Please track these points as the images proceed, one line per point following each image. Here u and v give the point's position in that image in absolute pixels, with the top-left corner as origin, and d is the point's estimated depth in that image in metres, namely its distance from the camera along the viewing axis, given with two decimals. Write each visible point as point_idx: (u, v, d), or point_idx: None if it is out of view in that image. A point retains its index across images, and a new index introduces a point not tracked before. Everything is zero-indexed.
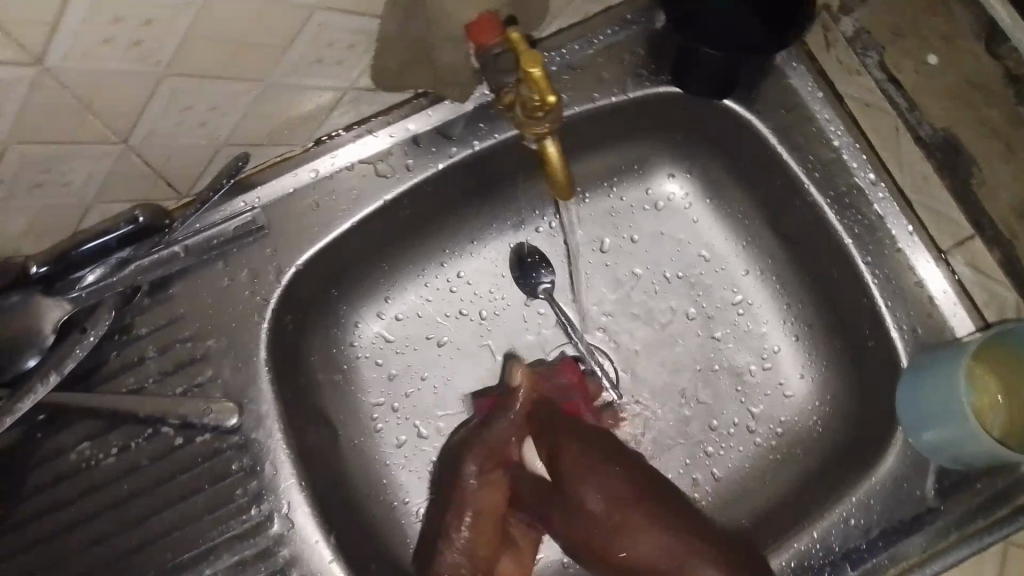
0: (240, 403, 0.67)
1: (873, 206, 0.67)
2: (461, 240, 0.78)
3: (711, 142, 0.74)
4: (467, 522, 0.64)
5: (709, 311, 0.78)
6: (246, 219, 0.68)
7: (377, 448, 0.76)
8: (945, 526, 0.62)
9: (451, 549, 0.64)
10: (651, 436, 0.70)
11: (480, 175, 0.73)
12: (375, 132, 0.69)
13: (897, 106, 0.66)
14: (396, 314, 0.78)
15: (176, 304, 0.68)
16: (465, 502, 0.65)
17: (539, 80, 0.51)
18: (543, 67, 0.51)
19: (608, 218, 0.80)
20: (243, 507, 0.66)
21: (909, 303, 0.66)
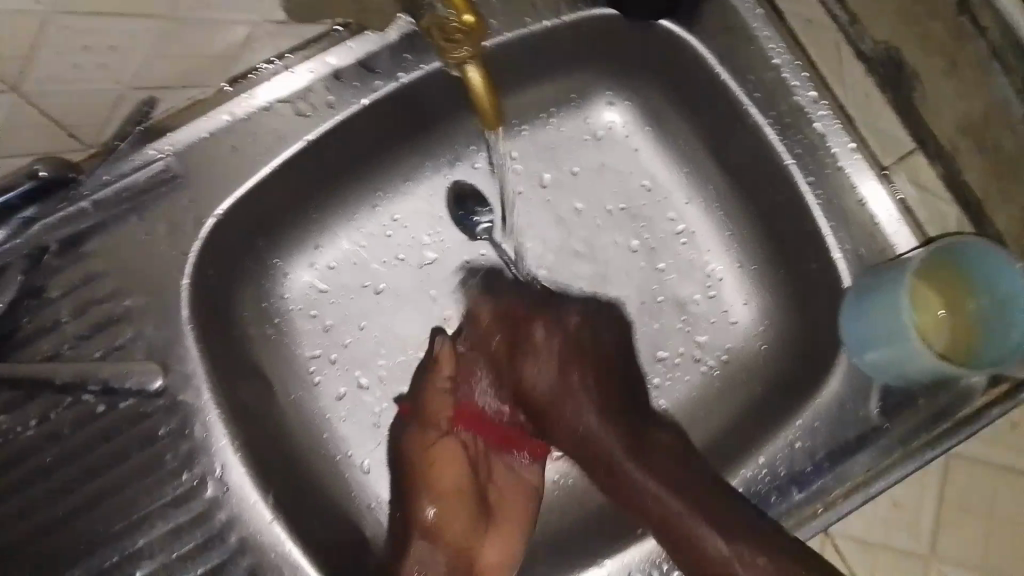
0: (165, 363, 0.63)
1: (813, 124, 0.65)
2: (394, 181, 0.74)
3: (650, 65, 0.71)
4: (428, 504, 0.68)
5: (652, 243, 0.77)
6: (161, 168, 0.63)
7: (317, 402, 0.73)
8: (889, 445, 0.62)
9: (417, 538, 0.67)
10: (563, 382, 0.68)
11: (410, 108, 0.69)
12: (294, 68, 0.64)
13: (836, 19, 0.62)
14: (330, 261, 0.74)
15: (93, 262, 0.64)
16: (419, 484, 0.69)
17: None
18: None
19: (547, 151, 0.77)
20: (175, 471, 0.63)
21: (851, 224, 0.65)
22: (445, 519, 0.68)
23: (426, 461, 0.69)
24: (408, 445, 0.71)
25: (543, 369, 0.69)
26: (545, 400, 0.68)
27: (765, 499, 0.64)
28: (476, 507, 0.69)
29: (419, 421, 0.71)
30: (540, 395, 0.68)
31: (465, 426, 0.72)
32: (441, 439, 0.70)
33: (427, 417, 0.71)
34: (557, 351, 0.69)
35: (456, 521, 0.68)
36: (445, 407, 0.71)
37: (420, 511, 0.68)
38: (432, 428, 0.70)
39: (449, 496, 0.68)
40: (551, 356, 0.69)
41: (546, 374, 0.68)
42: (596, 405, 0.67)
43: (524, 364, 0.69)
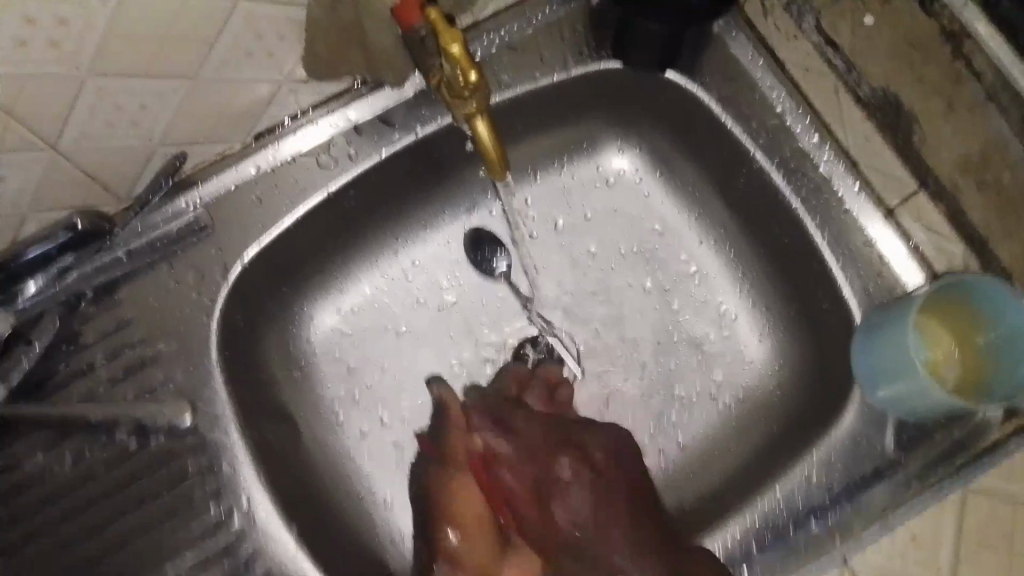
0: (193, 404, 0.66)
1: (818, 168, 0.67)
2: (413, 227, 0.77)
3: (659, 113, 0.74)
4: (449, 531, 0.68)
5: (665, 284, 0.78)
6: (190, 219, 0.67)
7: (340, 443, 0.75)
8: (906, 479, 0.62)
9: (438, 561, 0.68)
10: (585, 477, 0.65)
11: (425, 158, 0.72)
12: (316, 122, 0.68)
13: (835, 69, 0.66)
14: (352, 305, 0.77)
15: (126, 308, 0.67)
16: (444, 516, 0.69)
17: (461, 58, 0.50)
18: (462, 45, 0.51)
19: (561, 197, 0.79)
20: (203, 506, 0.65)
21: (859, 262, 0.66)
22: (471, 551, 0.66)
23: (451, 495, 0.69)
24: (438, 488, 0.71)
25: (575, 486, 0.64)
26: (571, 538, 0.63)
27: (781, 532, 0.63)
28: (500, 534, 0.67)
29: (434, 472, 0.73)
30: (571, 527, 0.63)
31: (479, 457, 0.70)
32: (461, 474, 0.70)
33: (450, 454, 0.71)
34: (588, 475, 0.65)
35: (479, 552, 0.66)
36: (452, 458, 0.71)
37: (443, 535, 0.68)
38: (452, 468, 0.71)
39: (468, 527, 0.67)
40: (578, 475, 0.65)
41: (578, 503, 0.63)
42: (633, 526, 0.63)
43: (555, 504, 0.64)
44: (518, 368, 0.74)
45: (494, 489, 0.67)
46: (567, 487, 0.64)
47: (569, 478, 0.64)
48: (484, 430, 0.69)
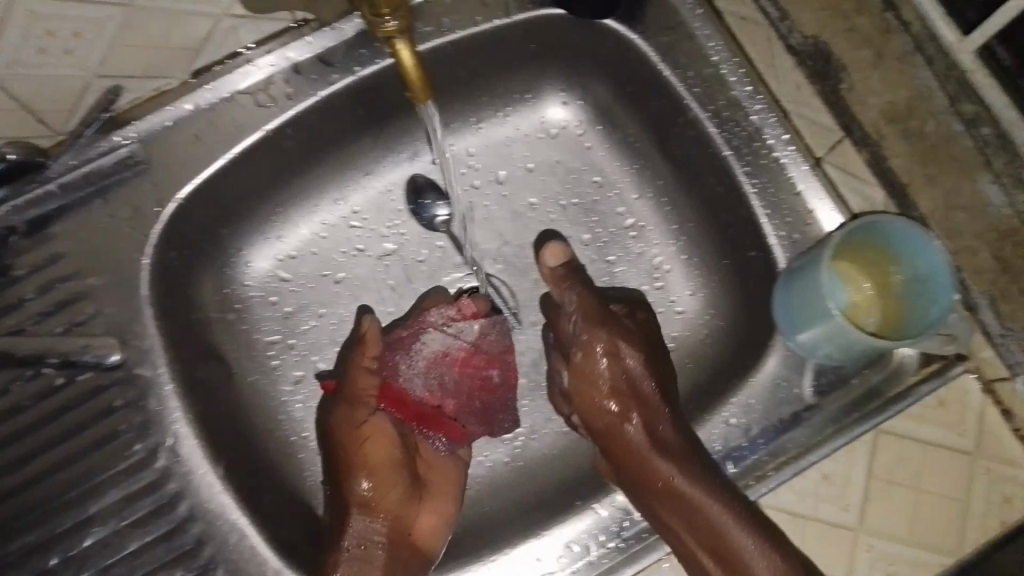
0: (123, 339, 0.66)
1: (750, 118, 0.67)
2: (354, 174, 0.78)
3: (600, 65, 0.74)
4: (363, 481, 0.63)
5: (603, 238, 0.79)
6: (125, 154, 0.66)
7: (272, 386, 0.75)
8: (823, 422, 0.63)
9: (355, 517, 0.62)
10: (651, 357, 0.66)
11: (363, 103, 0.72)
12: (255, 62, 0.67)
13: (767, 15, 0.67)
14: (292, 251, 0.77)
15: (59, 244, 0.67)
16: (364, 463, 0.63)
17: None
18: None
19: (504, 148, 0.80)
20: (129, 442, 0.65)
21: (785, 210, 0.67)
22: (373, 503, 0.63)
23: (355, 431, 0.64)
24: (338, 426, 0.65)
25: (637, 363, 0.65)
26: (625, 380, 0.65)
27: (741, 452, 0.64)
28: (408, 484, 0.65)
29: (331, 416, 0.66)
30: (638, 382, 0.65)
31: (388, 403, 0.70)
32: (371, 415, 0.66)
33: (356, 394, 0.67)
34: (466, 400, 0.73)
35: (388, 495, 0.63)
36: (360, 409, 0.66)
37: (353, 484, 0.62)
38: (358, 409, 0.66)
39: (380, 469, 0.64)
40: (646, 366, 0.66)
41: (640, 373, 0.65)
42: (663, 420, 0.64)
43: (623, 356, 0.65)
44: (445, 308, 0.74)
45: (411, 411, 0.71)
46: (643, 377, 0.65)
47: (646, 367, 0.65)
48: (405, 368, 0.72)
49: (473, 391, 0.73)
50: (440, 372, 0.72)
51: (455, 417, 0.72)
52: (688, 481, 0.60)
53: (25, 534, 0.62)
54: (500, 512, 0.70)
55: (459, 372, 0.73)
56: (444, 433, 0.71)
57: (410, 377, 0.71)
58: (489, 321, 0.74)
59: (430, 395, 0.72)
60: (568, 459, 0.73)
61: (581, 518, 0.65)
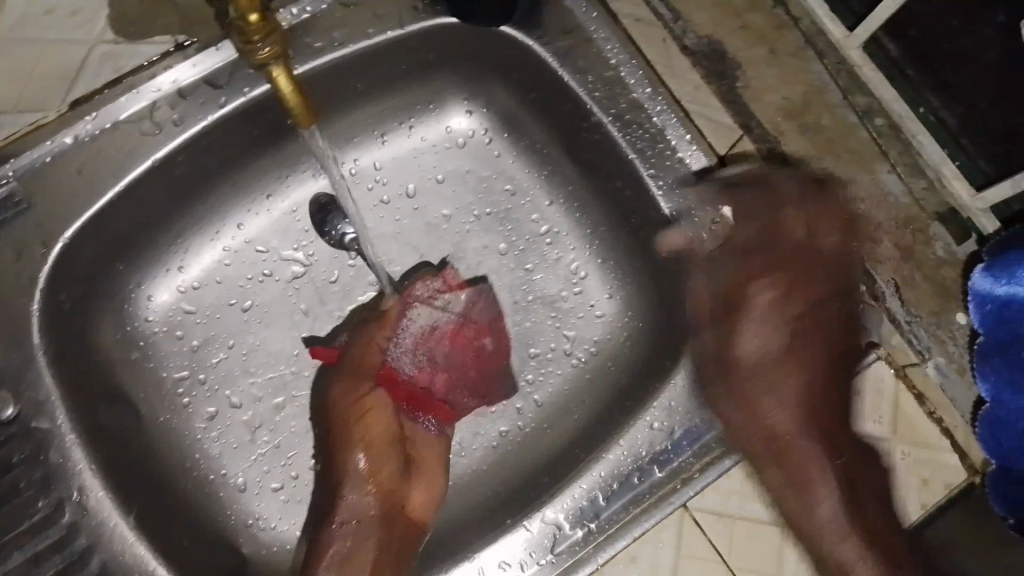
0: (16, 391, 0.61)
1: (653, 119, 0.67)
2: (256, 197, 0.75)
3: (501, 72, 0.73)
4: (357, 457, 0.66)
5: (519, 245, 0.78)
6: (3, 194, 0.60)
7: (185, 424, 0.72)
8: (743, 421, 0.63)
9: (351, 490, 0.65)
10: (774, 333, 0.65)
11: (259, 125, 0.70)
12: (138, 89, 0.62)
13: (661, 16, 0.67)
14: (196, 281, 0.74)
15: None
16: (354, 438, 0.66)
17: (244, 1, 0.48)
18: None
19: (412, 161, 0.79)
20: (31, 499, 0.61)
21: (693, 210, 0.67)
22: (367, 473, 0.66)
23: (354, 411, 0.67)
24: (339, 403, 0.68)
25: (767, 329, 0.65)
26: (751, 360, 0.64)
27: (627, 480, 0.64)
28: (398, 463, 0.68)
29: (337, 395, 0.69)
30: (755, 363, 0.64)
31: (383, 383, 0.70)
32: (369, 393, 0.68)
33: (357, 369, 0.69)
34: (468, 372, 0.73)
35: (376, 470, 0.66)
36: (358, 387, 0.69)
37: (351, 460, 0.66)
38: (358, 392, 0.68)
39: (376, 444, 0.67)
40: (787, 314, 0.65)
41: (773, 340, 0.64)
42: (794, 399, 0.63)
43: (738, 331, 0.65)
44: (433, 282, 0.74)
45: (401, 391, 0.71)
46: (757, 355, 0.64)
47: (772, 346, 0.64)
48: (396, 347, 0.71)
49: (467, 365, 0.73)
50: (429, 349, 0.72)
51: (444, 397, 0.72)
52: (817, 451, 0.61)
53: None
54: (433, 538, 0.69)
55: (450, 345, 0.73)
56: (434, 416, 0.72)
57: (397, 357, 0.71)
58: (473, 291, 0.75)
59: (418, 375, 0.72)
60: (497, 472, 0.73)
61: (515, 535, 0.63)
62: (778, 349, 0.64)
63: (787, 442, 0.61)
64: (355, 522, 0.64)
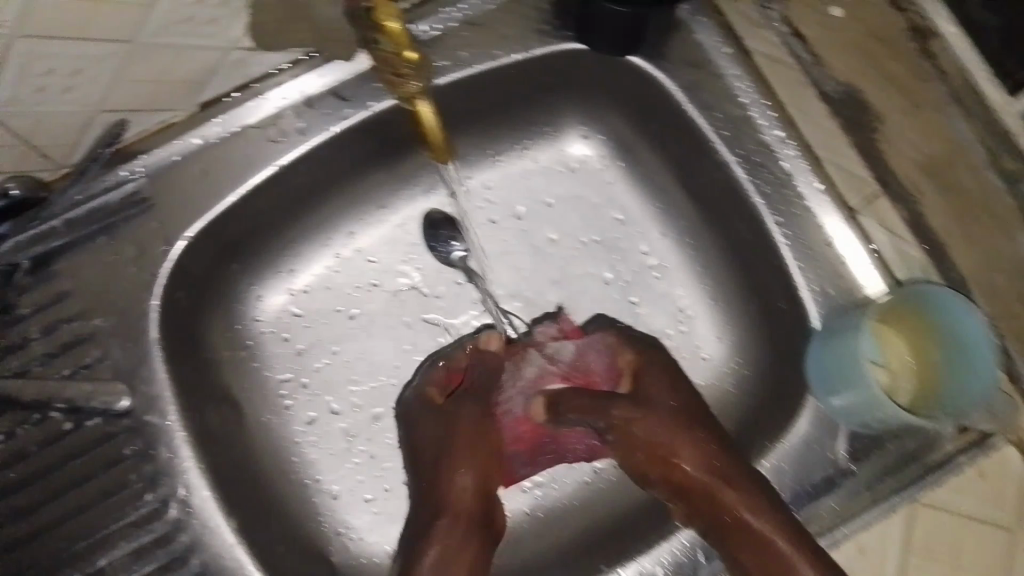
0: (132, 385, 0.64)
1: (782, 164, 0.65)
2: (368, 207, 0.75)
3: (625, 101, 0.71)
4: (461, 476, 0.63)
5: (626, 277, 0.76)
6: (132, 190, 0.65)
7: (283, 428, 0.73)
8: (859, 487, 0.62)
9: (445, 510, 0.62)
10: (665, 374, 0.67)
11: (377, 138, 0.70)
12: (265, 94, 0.65)
13: (800, 59, 0.64)
14: (303, 286, 0.75)
15: (63, 280, 0.65)
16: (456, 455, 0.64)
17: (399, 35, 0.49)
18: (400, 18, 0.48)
19: (524, 181, 0.77)
20: (139, 492, 0.63)
21: (820, 263, 0.64)
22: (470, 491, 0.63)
23: (458, 433, 0.64)
24: (438, 425, 0.65)
25: (652, 390, 0.66)
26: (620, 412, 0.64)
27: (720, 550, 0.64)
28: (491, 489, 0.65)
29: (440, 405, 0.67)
30: (654, 413, 0.64)
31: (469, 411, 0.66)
32: (476, 418, 0.66)
33: (472, 395, 0.67)
34: (585, 400, 0.66)
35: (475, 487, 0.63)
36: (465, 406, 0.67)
37: (450, 480, 0.63)
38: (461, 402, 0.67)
39: (475, 470, 0.64)
40: (674, 399, 0.65)
41: (660, 396, 0.65)
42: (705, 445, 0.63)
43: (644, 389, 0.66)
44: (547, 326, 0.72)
45: (507, 433, 0.69)
46: (671, 425, 0.64)
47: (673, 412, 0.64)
48: (507, 385, 0.69)
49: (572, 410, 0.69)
50: (537, 392, 0.69)
51: (551, 441, 0.70)
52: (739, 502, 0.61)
53: None
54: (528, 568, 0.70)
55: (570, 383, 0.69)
56: (528, 464, 0.70)
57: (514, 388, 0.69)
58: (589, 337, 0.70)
59: (524, 418, 0.69)
60: (591, 510, 0.72)
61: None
62: (669, 403, 0.65)
63: (719, 479, 0.62)
64: (445, 547, 0.61)
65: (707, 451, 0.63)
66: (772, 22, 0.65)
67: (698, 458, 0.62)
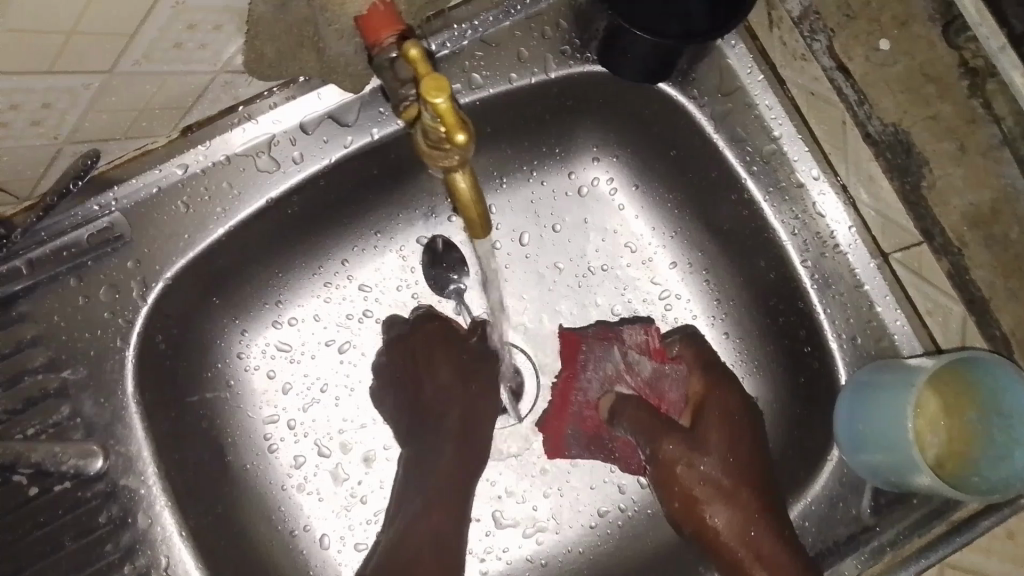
0: (106, 445, 0.57)
1: (813, 203, 0.61)
2: (364, 234, 0.69)
3: (643, 127, 0.66)
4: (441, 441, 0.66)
5: (635, 309, 0.73)
6: (105, 225, 0.58)
7: (269, 470, 0.68)
8: (881, 546, 0.59)
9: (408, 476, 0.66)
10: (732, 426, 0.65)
11: (376, 165, 0.64)
12: (257, 117, 0.58)
13: (846, 97, 0.61)
14: (292, 318, 0.69)
15: (27, 327, 0.57)
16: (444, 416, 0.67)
17: (447, 113, 0.37)
18: (449, 95, 0.37)
19: (528, 206, 0.72)
20: (117, 563, 0.57)
21: (848, 309, 0.61)
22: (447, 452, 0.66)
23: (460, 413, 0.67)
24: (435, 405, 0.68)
25: (713, 444, 0.65)
26: (674, 456, 0.65)
27: None
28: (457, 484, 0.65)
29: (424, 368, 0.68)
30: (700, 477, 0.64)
31: (560, 394, 0.69)
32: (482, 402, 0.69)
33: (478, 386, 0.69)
34: (643, 413, 0.65)
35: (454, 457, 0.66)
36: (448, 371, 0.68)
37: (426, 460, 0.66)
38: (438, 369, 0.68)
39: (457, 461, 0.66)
40: (730, 457, 0.64)
41: (716, 450, 0.65)
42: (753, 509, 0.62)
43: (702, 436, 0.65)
44: (632, 333, 0.69)
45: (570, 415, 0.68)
46: (725, 487, 0.64)
47: (726, 475, 0.64)
48: (591, 370, 0.69)
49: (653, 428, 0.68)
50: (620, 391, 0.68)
51: (614, 439, 0.68)
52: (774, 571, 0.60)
53: None
54: None
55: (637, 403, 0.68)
56: (586, 451, 0.68)
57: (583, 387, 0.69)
58: (673, 366, 0.68)
59: (597, 404, 0.68)
60: (599, 558, 0.69)
61: None
62: (720, 458, 0.64)
63: (749, 543, 0.61)
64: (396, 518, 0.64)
65: (754, 514, 0.62)
66: (818, 56, 0.61)
67: (740, 524, 0.62)
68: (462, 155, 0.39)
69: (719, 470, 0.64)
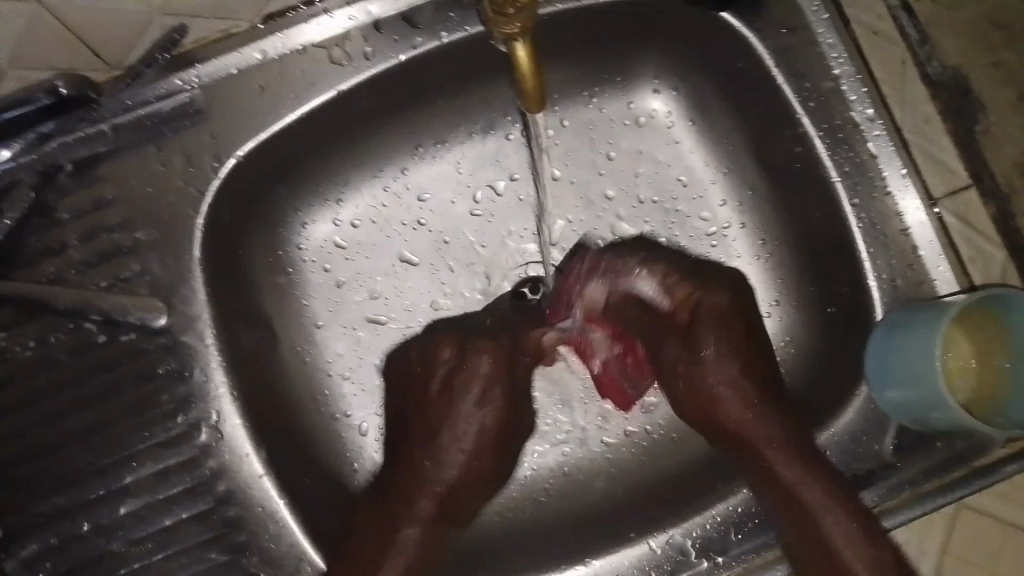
0: (170, 303, 0.61)
1: (868, 144, 0.61)
2: (426, 143, 0.73)
3: (708, 57, 0.68)
4: (446, 469, 0.65)
5: (680, 241, 0.74)
6: (185, 99, 0.61)
7: (315, 358, 0.72)
8: (897, 484, 0.61)
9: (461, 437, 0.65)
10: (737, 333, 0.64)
11: (444, 69, 0.66)
12: (333, 13, 0.61)
13: (907, 37, 0.60)
14: (350, 218, 0.74)
15: (105, 188, 0.61)
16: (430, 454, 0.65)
17: None
18: None
19: (587, 131, 0.75)
20: (169, 413, 0.62)
21: (891, 250, 0.62)
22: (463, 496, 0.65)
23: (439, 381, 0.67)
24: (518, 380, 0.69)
25: (720, 351, 0.64)
26: (693, 373, 0.64)
27: None
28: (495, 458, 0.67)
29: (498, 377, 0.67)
30: (714, 382, 0.63)
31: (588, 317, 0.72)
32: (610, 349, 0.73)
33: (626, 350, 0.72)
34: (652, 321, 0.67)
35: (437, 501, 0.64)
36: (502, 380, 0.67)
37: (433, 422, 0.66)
38: (467, 396, 0.66)
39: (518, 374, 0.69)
40: (728, 355, 0.64)
41: (719, 362, 0.63)
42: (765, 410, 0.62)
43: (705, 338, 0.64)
44: (577, 267, 0.71)
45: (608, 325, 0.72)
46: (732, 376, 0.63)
47: (733, 365, 0.63)
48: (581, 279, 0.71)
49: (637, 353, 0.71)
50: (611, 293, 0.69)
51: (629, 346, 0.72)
52: (788, 470, 0.60)
53: (52, 499, 0.60)
54: (555, 529, 0.69)
55: (626, 356, 0.72)
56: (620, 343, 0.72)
57: (586, 339, 0.73)
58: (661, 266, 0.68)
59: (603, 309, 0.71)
60: (623, 473, 0.72)
61: (636, 549, 0.63)
62: (724, 372, 0.63)
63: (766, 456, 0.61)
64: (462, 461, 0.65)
65: (760, 412, 0.62)
66: None
67: (747, 416, 0.62)
68: (525, 15, 0.44)
69: (718, 361, 0.63)
